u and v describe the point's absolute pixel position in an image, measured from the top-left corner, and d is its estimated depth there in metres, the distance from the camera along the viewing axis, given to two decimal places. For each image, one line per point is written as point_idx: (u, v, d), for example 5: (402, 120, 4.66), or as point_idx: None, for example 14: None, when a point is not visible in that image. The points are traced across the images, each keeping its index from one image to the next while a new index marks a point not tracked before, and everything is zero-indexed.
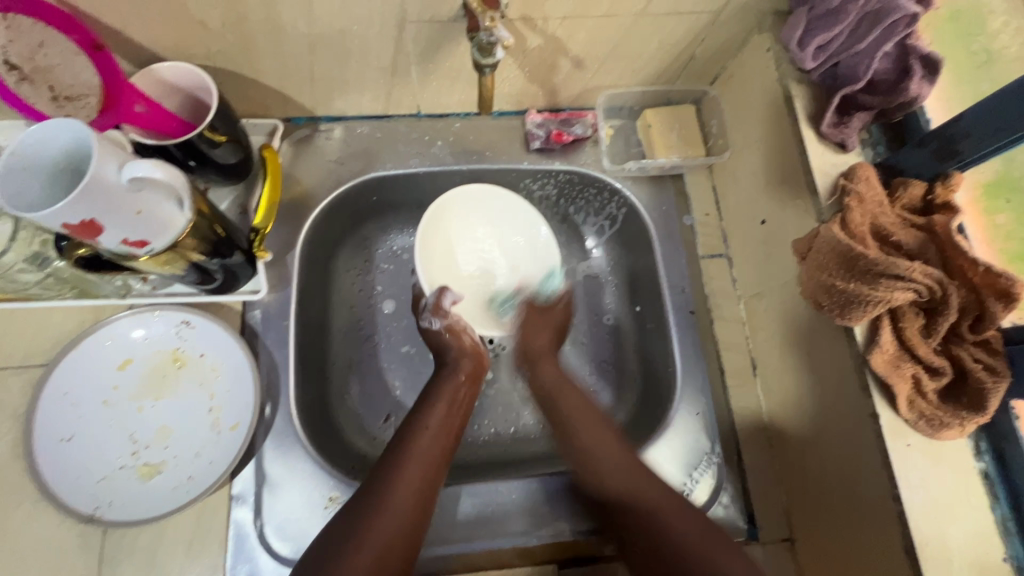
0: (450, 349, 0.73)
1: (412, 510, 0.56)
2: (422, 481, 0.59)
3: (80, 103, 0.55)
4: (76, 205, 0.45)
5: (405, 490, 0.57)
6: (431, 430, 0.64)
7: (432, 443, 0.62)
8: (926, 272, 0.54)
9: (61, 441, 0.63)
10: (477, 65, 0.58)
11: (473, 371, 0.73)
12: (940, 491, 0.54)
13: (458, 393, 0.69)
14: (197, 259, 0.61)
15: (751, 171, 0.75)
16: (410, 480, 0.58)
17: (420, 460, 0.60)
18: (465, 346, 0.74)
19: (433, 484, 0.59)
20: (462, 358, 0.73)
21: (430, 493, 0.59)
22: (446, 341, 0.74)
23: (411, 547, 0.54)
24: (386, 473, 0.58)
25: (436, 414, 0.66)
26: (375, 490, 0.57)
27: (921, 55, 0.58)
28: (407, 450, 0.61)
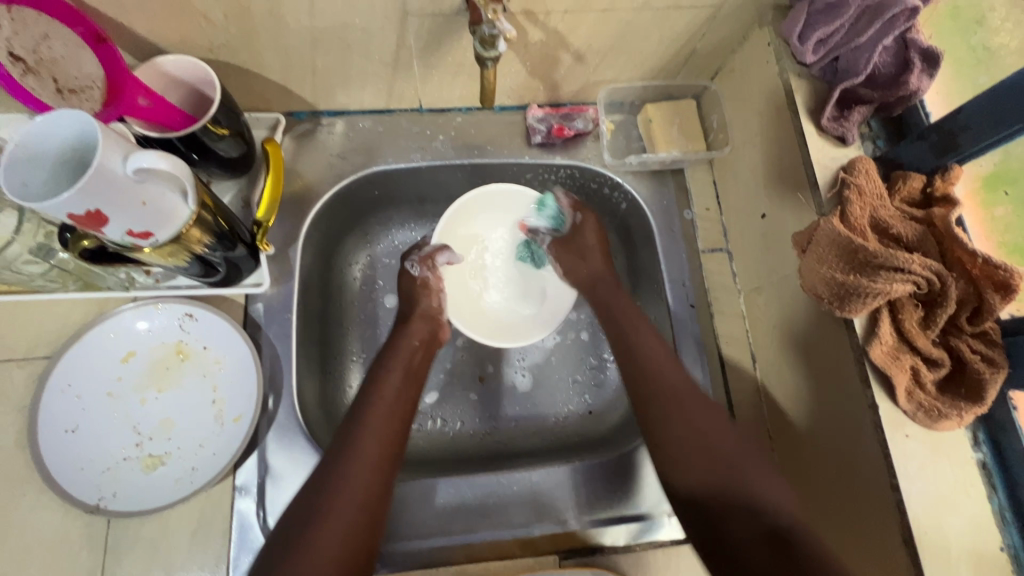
0: (418, 307, 0.75)
1: (374, 480, 0.57)
2: (382, 450, 0.59)
3: (84, 96, 0.56)
4: (80, 195, 0.45)
5: (362, 462, 0.57)
6: (387, 399, 0.64)
7: (388, 416, 0.62)
8: (925, 264, 0.54)
9: (65, 432, 0.63)
10: (479, 58, 0.58)
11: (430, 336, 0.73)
12: (938, 482, 0.54)
13: (412, 358, 0.70)
14: (201, 251, 0.61)
15: (751, 166, 0.75)
16: (367, 450, 0.58)
17: (378, 426, 0.61)
18: (432, 309, 0.76)
19: (395, 454, 0.60)
20: (423, 320, 0.74)
21: (391, 465, 0.59)
22: (417, 293, 0.77)
23: (374, 521, 0.55)
24: (344, 443, 0.59)
25: (392, 383, 0.66)
26: (335, 461, 0.57)
27: (920, 49, 0.59)
28: (364, 421, 0.61)
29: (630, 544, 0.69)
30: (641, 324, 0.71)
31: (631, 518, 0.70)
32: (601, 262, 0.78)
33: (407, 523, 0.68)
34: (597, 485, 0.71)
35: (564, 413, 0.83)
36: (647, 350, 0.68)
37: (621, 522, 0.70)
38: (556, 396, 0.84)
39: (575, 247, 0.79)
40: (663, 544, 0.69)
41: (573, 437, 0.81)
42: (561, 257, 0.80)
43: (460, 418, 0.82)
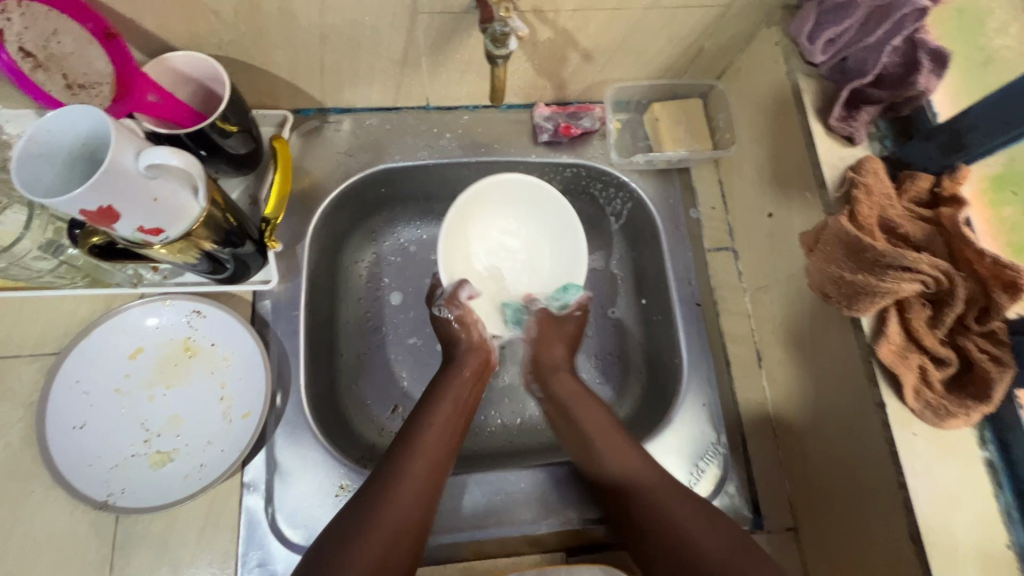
0: (460, 343, 0.74)
1: (419, 508, 0.58)
2: (426, 480, 0.60)
3: (93, 91, 0.56)
4: (93, 191, 0.45)
5: (410, 488, 0.59)
6: (438, 426, 0.65)
7: (438, 443, 0.63)
8: (933, 264, 0.55)
9: (73, 428, 0.63)
10: (490, 57, 0.58)
11: (479, 366, 0.73)
12: (945, 480, 0.55)
13: (465, 388, 0.70)
14: (209, 249, 0.61)
15: (757, 165, 0.75)
16: (414, 479, 0.60)
17: (427, 455, 0.62)
18: (474, 341, 0.75)
19: (437, 483, 0.61)
20: (471, 353, 0.73)
21: (434, 494, 0.60)
22: (456, 334, 0.75)
23: (411, 551, 0.57)
24: (393, 469, 0.60)
25: (443, 409, 0.67)
26: (382, 489, 0.58)
27: (930, 49, 0.58)
28: (416, 447, 0.62)
29: None
30: (562, 372, 0.74)
31: None
32: (574, 327, 0.79)
33: None
34: None
35: None
36: (592, 416, 0.68)
37: None
38: None
39: (561, 328, 0.79)
40: None
41: None
42: (543, 330, 0.78)
43: None
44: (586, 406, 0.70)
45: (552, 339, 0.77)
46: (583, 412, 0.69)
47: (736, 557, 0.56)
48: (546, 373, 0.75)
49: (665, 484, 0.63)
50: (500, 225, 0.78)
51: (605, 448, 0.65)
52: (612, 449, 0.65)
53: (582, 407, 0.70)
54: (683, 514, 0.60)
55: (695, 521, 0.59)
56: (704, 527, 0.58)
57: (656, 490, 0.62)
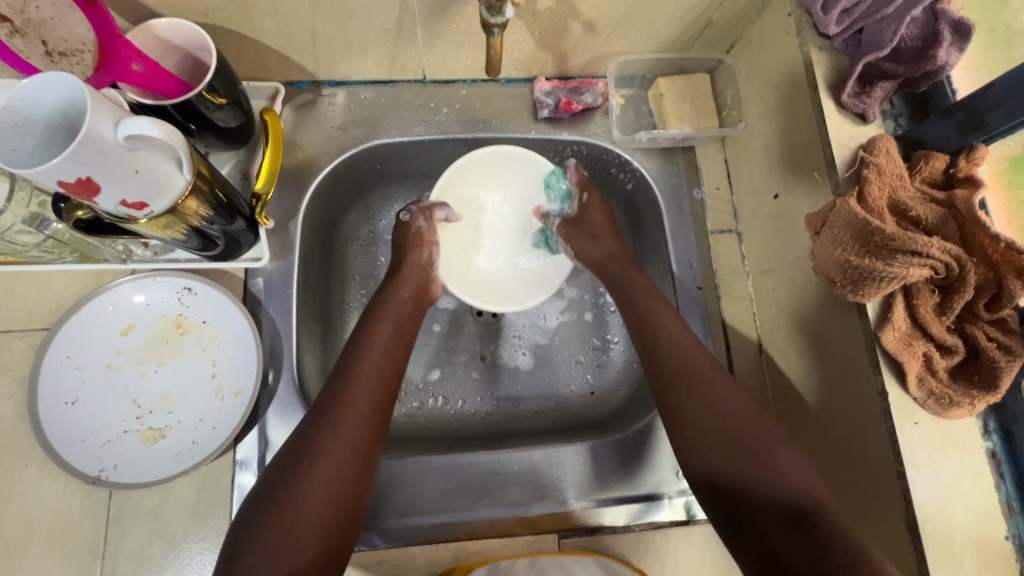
0: (410, 257, 0.74)
1: (365, 429, 0.57)
2: (371, 403, 0.59)
3: (74, 58, 0.53)
4: (71, 163, 0.44)
5: (354, 415, 0.57)
6: (375, 355, 0.63)
7: (381, 373, 0.62)
8: (944, 247, 0.52)
9: (64, 404, 0.63)
10: (486, 25, 0.55)
11: (416, 287, 0.73)
12: (945, 470, 0.53)
13: (401, 312, 0.69)
14: (198, 224, 0.60)
15: (764, 144, 0.73)
16: (357, 403, 0.58)
17: (365, 381, 0.60)
18: (422, 259, 0.74)
19: (382, 413, 0.60)
20: (414, 270, 0.73)
21: (377, 421, 0.59)
22: (410, 241, 0.75)
23: (361, 478, 0.55)
24: (332, 396, 0.58)
25: (382, 336, 0.65)
26: (325, 416, 0.56)
27: (951, 20, 0.56)
28: (353, 373, 0.60)
29: (628, 525, 0.70)
30: (656, 301, 0.69)
31: (631, 499, 0.70)
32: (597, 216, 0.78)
33: (409, 500, 0.68)
34: (594, 466, 0.71)
35: (566, 394, 0.82)
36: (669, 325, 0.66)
37: (620, 503, 0.70)
38: (557, 376, 0.83)
39: (582, 224, 0.78)
40: (661, 526, 0.70)
41: (576, 416, 0.81)
42: (569, 237, 0.78)
43: (462, 397, 0.81)
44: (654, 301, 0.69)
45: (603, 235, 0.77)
46: (655, 314, 0.68)
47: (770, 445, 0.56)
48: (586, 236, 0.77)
49: (708, 377, 0.62)
50: (479, 206, 0.79)
51: (677, 365, 0.63)
52: (675, 351, 0.64)
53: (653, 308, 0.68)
54: (732, 412, 0.59)
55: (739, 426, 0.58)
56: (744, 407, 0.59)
57: (705, 380, 0.62)
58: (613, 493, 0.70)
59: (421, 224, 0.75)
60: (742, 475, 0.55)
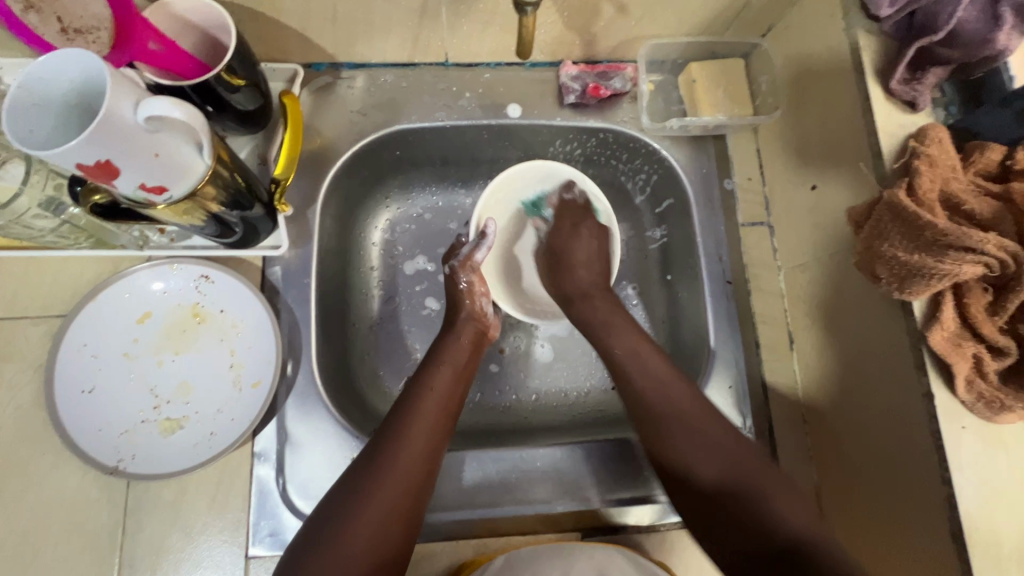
0: (463, 310, 0.71)
1: (423, 465, 0.56)
2: (428, 444, 0.58)
3: (90, 37, 0.51)
4: (91, 145, 0.42)
5: (412, 451, 0.56)
6: (437, 393, 0.62)
7: (437, 408, 0.61)
8: (1000, 244, 0.50)
9: (81, 393, 0.62)
10: (518, 4, 0.52)
11: (474, 339, 0.70)
12: (996, 478, 0.51)
13: (460, 357, 0.67)
14: (217, 211, 0.58)
15: (802, 133, 0.70)
16: (417, 443, 0.57)
17: (427, 422, 0.59)
18: (475, 310, 0.71)
19: (439, 448, 0.58)
20: (469, 324, 0.70)
21: (435, 458, 0.57)
22: (462, 299, 0.71)
23: (412, 514, 0.54)
24: (393, 429, 0.58)
25: (442, 376, 0.64)
26: (380, 453, 0.56)
27: (1012, 2, 0.53)
28: (413, 413, 0.59)
29: (653, 524, 0.68)
30: (620, 330, 0.67)
31: (656, 498, 0.69)
32: (583, 275, 0.73)
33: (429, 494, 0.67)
34: (618, 465, 0.70)
35: (586, 389, 0.80)
36: (642, 360, 0.64)
37: (644, 502, 0.69)
38: (578, 370, 0.81)
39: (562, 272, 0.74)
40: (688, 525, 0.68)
41: (598, 412, 0.79)
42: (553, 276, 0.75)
43: (481, 390, 0.80)
44: (636, 353, 0.65)
45: (592, 260, 0.74)
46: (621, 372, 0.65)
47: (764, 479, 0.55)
48: (556, 270, 0.74)
49: (695, 421, 0.59)
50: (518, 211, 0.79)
51: (676, 422, 0.60)
52: (653, 393, 0.62)
53: (617, 335, 0.67)
54: (727, 449, 0.57)
55: (737, 467, 0.56)
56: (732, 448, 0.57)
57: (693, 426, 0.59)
58: (636, 492, 0.69)
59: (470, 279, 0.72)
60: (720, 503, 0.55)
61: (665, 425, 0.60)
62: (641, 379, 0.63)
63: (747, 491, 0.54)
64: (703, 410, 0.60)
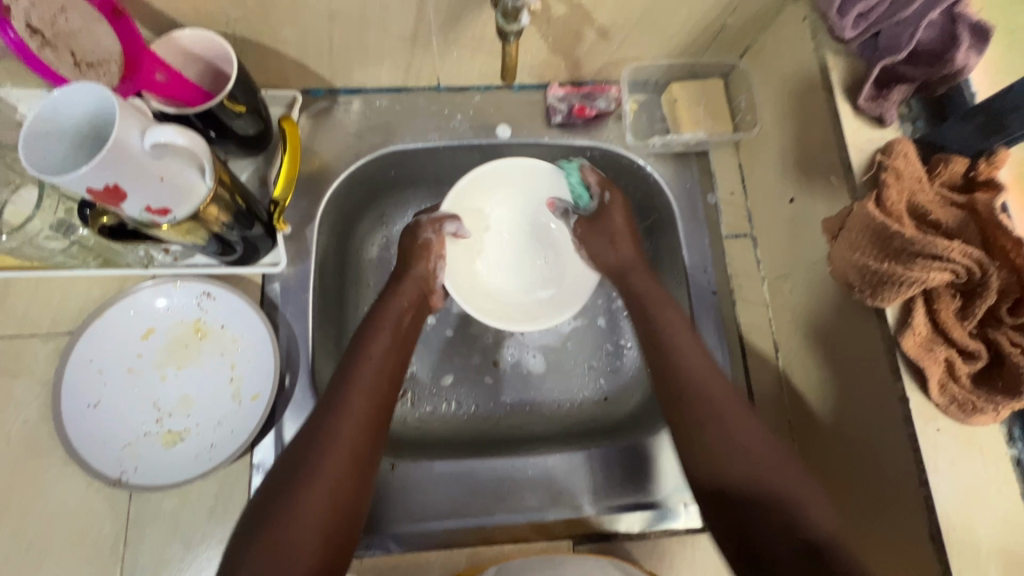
0: (416, 267, 0.74)
1: (364, 428, 0.57)
2: (371, 410, 0.58)
3: (101, 70, 0.54)
4: (101, 170, 0.45)
5: (354, 414, 0.57)
6: (374, 359, 0.63)
7: (374, 375, 0.61)
8: (965, 252, 0.52)
9: (87, 406, 0.64)
10: (501, 32, 0.56)
11: (416, 300, 0.72)
12: (971, 479, 0.52)
13: (402, 320, 0.69)
14: (218, 230, 0.61)
15: (778, 148, 0.73)
16: (356, 406, 0.58)
17: (363, 385, 0.60)
18: (428, 271, 0.74)
19: (383, 413, 0.59)
20: (415, 283, 0.73)
21: (379, 424, 0.58)
22: (416, 253, 0.74)
23: (362, 479, 0.54)
24: (340, 391, 0.59)
25: (381, 341, 0.65)
26: (328, 414, 0.57)
27: (970, 23, 0.56)
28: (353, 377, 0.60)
29: (644, 531, 0.69)
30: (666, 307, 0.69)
31: (647, 505, 0.70)
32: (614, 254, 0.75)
33: (425, 503, 0.69)
34: (610, 474, 0.71)
35: (579, 400, 0.82)
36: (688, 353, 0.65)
37: (636, 509, 0.70)
38: (571, 381, 0.83)
39: (603, 224, 0.76)
40: (679, 533, 0.69)
41: (591, 421, 0.80)
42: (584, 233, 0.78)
43: (474, 401, 0.81)
44: (690, 357, 0.64)
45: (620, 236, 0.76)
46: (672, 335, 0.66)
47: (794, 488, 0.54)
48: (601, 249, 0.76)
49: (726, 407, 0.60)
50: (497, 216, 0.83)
51: (712, 425, 0.59)
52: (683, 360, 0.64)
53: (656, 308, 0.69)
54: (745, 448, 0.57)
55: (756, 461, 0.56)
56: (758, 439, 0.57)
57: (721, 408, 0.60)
58: (628, 499, 0.70)
59: (432, 235, 0.75)
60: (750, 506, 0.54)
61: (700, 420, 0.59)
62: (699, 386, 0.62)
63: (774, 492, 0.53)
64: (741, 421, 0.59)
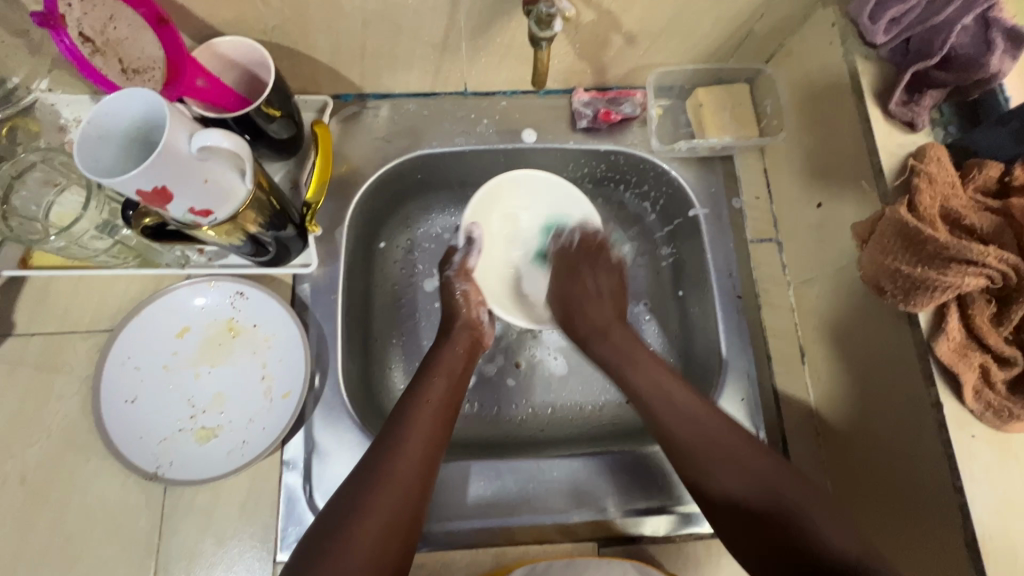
0: (460, 318, 0.75)
1: (417, 473, 0.58)
2: (424, 454, 0.60)
3: (147, 76, 0.57)
4: (150, 173, 0.47)
5: (406, 461, 0.58)
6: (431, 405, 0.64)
7: (432, 421, 0.63)
8: (1001, 257, 0.52)
9: (124, 402, 0.66)
10: (534, 39, 0.57)
11: (471, 347, 0.73)
12: (1008, 487, 0.52)
13: (456, 366, 0.70)
14: (254, 231, 0.62)
15: (806, 153, 0.73)
16: (412, 453, 0.59)
17: (420, 430, 0.61)
18: (472, 319, 0.75)
19: (433, 458, 0.60)
20: (466, 331, 0.74)
21: (430, 469, 0.59)
22: (457, 308, 0.76)
23: (410, 524, 0.56)
24: (392, 434, 0.60)
25: (436, 388, 0.66)
26: (380, 455, 0.58)
27: (1003, 28, 0.56)
28: (408, 422, 0.61)
29: (669, 535, 0.69)
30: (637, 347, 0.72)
31: (669, 509, 0.70)
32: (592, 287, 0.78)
33: (451, 502, 0.69)
34: (633, 477, 0.71)
35: (601, 403, 0.82)
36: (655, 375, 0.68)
37: (660, 512, 0.70)
38: (594, 385, 0.83)
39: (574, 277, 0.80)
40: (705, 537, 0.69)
41: (612, 425, 0.81)
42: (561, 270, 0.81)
43: (497, 403, 0.82)
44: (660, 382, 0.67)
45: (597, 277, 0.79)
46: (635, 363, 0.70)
47: (793, 492, 0.56)
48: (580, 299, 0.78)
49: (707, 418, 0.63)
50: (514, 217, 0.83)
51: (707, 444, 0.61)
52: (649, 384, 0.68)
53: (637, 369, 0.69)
54: (756, 462, 0.59)
55: (761, 475, 0.58)
56: (757, 456, 0.59)
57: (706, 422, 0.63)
58: (653, 502, 0.70)
59: (466, 286, 0.77)
60: (769, 519, 0.55)
61: (698, 439, 0.61)
62: (673, 417, 0.64)
63: (785, 503, 0.55)
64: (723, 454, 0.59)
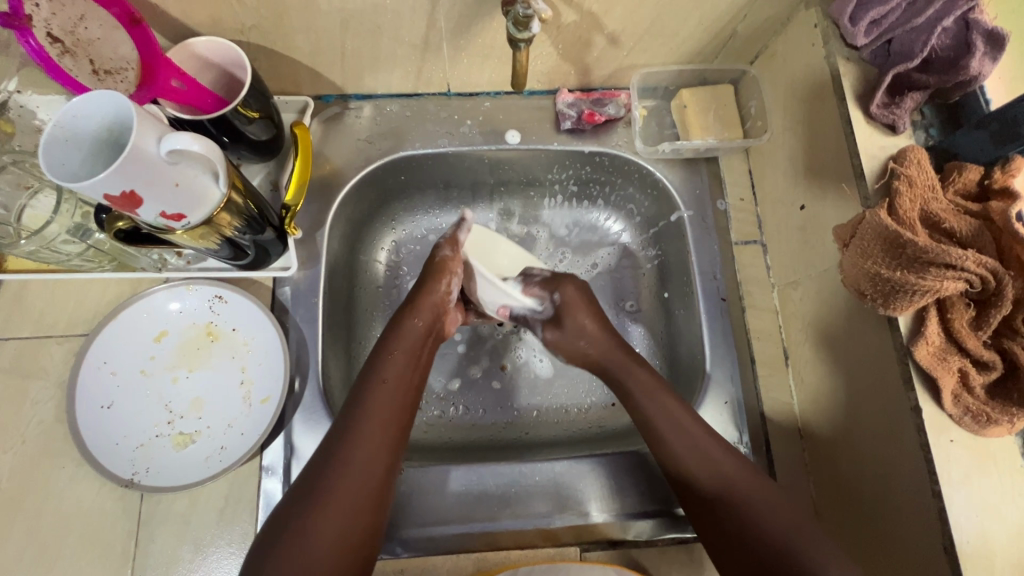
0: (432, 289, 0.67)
1: (377, 466, 0.56)
2: (383, 443, 0.58)
3: (118, 77, 0.56)
4: (118, 176, 0.46)
5: (364, 451, 0.56)
6: (389, 385, 0.61)
7: (392, 406, 0.60)
8: (979, 261, 0.51)
9: (100, 408, 0.65)
10: (511, 40, 0.56)
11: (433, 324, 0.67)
12: (985, 490, 0.52)
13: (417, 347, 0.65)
14: (231, 235, 0.61)
15: (790, 154, 0.72)
16: (369, 441, 0.57)
17: (379, 416, 0.59)
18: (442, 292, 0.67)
19: (394, 450, 0.59)
20: (430, 307, 0.67)
21: (390, 460, 0.58)
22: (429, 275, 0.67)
23: (374, 516, 0.55)
24: (350, 421, 0.58)
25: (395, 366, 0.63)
26: (338, 445, 0.57)
27: (984, 31, 0.56)
28: (365, 409, 0.59)
29: (651, 538, 0.69)
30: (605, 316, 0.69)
31: (652, 513, 0.70)
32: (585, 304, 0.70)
33: (431, 506, 0.69)
34: (617, 480, 0.71)
35: (586, 405, 0.82)
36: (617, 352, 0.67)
37: (644, 517, 0.70)
38: (579, 388, 0.83)
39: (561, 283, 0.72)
40: (689, 542, 0.69)
41: (597, 429, 0.80)
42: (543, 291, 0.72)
43: (481, 407, 0.82)
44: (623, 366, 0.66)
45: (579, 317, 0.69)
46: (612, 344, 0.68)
47: (754, 488, 0.58)
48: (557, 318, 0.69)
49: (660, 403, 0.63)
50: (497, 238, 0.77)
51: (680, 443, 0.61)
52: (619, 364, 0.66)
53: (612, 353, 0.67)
54: (717, 458, 0.60)
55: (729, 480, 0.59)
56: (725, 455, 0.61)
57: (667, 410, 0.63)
58: (637, 506, 0.70)
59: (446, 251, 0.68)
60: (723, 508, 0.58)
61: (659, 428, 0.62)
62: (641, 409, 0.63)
63: (742, 504, 0.57)
64: (712, 441, 0.61)
